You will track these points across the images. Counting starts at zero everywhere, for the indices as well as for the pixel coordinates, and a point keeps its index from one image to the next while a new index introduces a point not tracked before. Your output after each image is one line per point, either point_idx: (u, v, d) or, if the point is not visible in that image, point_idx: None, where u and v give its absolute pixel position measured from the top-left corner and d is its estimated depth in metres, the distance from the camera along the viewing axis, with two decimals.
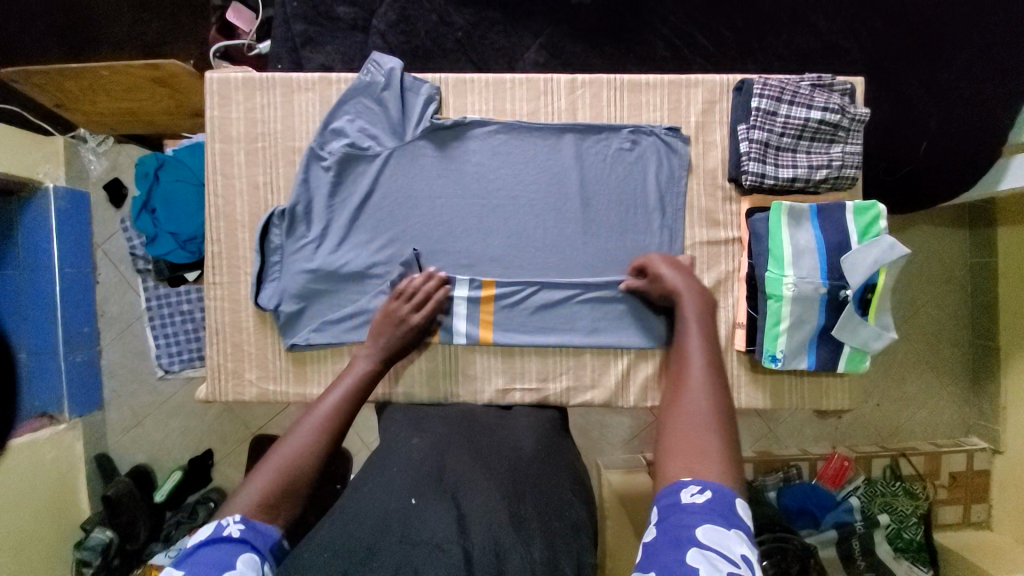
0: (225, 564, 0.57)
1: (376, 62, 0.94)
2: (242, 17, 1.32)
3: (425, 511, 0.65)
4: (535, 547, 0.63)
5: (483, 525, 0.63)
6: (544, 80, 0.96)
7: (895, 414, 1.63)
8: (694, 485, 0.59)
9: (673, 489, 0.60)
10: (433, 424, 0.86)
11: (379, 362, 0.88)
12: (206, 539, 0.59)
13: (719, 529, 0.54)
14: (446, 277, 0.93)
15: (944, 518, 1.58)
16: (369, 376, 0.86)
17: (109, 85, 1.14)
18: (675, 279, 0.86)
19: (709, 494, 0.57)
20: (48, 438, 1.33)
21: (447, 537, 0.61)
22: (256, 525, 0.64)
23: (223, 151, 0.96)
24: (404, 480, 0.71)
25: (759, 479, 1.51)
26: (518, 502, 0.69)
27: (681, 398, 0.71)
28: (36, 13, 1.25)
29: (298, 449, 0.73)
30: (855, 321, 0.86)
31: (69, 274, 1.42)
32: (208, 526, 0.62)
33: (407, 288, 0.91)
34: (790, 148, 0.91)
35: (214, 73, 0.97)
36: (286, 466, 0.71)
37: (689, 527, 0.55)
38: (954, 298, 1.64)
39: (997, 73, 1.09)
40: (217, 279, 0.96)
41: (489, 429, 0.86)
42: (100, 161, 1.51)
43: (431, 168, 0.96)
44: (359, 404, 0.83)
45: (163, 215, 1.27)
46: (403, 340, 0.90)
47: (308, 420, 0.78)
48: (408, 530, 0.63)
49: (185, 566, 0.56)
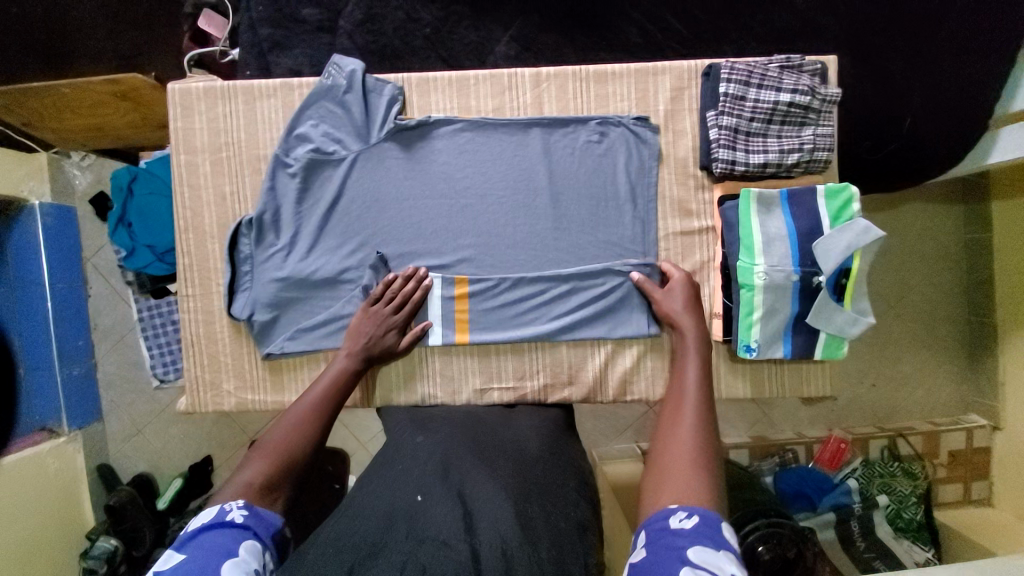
0: (227, 551, 0.57)
1: (337, 65, 0.93)
2: (213, 24, 1.28)
3: (431, 508, 0.66)
4: (542, 547, 0.62)
5: (489, 523, 0.63)
6: (509, 74, 0.95)
7: (891, 395, 1.61)
8: (682, 511, 0.58)
9: (661, 516, 0.59)
10: (438, 424, 0.86)
11: (358, 362, 0.88)
12: (208, 523, 0.60)
13: (708, 550, 0.53)
14: (423, 275, 0.92)
15: (944, 496, 1.56)
16: (350, 376, 0.87)
17: (73, 101, 1.14)
18: (681, 305, 0.87)
19: (697, 518, 0.57)
20: (49, 450, 1.34)
21: (454, 532, 0.61)
22: (259, 512, 0.64)
23: (189, 162, 0.96)
24: (412, 475, 0.72)
25: (755, 465, 1.50)
26: (525, 502, 0.68)
27: (677, 415, 0.73)
28: (12, 33, 1.28)
29: (284, 440, 0.75)
30: (830, 307, 0.85)
31: (59, 289, 1.43)
32: (211, 511, 0.62)
33: (386, 292, 0.91)
34: (760, 133, 0.89)
35: (176, 84, 0.96)
36: (281, 454, 0.73)
37: (679, 547, 0.54)
38: (949, 276, 1.61)
39: (973, 47, 1.08)
40: (190, 291, 0.96)
41: (492, 428, 0.86)
42: (84, 176, 1.50)
43: (397, 170, 0.95)
44: (338, 404, 0.84)
45: (139, 227, 1.28)
46: (386, 343, 0.90)
47: (286, 415, 0.79)
48: (414, 527, 0.63)
49: (187, 550, 0.56)
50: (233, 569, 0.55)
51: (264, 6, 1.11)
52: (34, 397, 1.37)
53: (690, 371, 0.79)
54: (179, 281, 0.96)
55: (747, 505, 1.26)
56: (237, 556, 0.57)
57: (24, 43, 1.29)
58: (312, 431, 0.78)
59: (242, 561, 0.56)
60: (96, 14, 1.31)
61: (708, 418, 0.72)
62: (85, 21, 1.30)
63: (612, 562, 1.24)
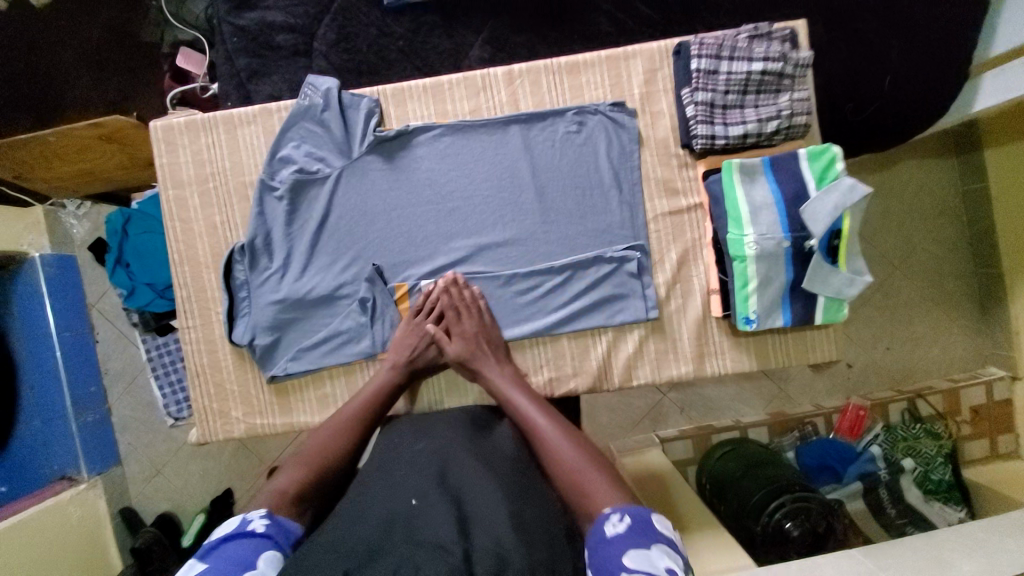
0: (247, 563, 0.58)
1: (313, 85, 0.94)
2: (191, 60, 1.29)
3: (427, 510, 0.63)
4: (537, 550, 0.60)
5: (485, 526, 0.61)
6: (481, 75, 0.96)
7: (907, 356, 1.59)
8: (615, 515, 0.64)
9: (599, 526, 0.64)
10: (436, 427, 0.82)
11: (395, 373, 0.88)
12: (230, 534, 0.61)
13: (642, 551, 0.59)
14: (459, 278, 0.92)
15: (972, 454, 1.52)
16: (388, 389, 0.87)
17: (60, 146, 1.16)
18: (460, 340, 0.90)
19: (628, 517, 0.64)
20: (71, 499, 1.35)
21: (449, 536, 0.58)
22: (280, 520, 0.66)
23: (178, 196, 0.97)
24: (411, 479, 0.69)
25: (776, 442, 1.48)
26: (519, 503, 0.68)
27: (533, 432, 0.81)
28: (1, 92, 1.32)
29: (321, 448, 0.77)
30: (825, 270, 0.84)
31: (66, 337, 1.44)
32: (235, 519, 0.64)
33: (426, 303, 0.92)
34: (737, 105, 0.90)
35: (158, 120, 0.97)
36: (318, 457, 0.76)
37: (617, 552, 0.60)
38: (950, 229, 1.60)
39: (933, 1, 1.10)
40: (190, 322, 0.97)
41: (492, 430, 0.84)
42: (82, 224, 1.53)
43: (381, 181, 0.95)
44: (377, 416, 0.84)
45: (137, 267, 1.30)
46: (427, 355, 0.91)
47: (328, 423, 0.81)
48: (412, 531, 0.60)
49: (209, 560, 0.58)
50: None
51: (239, 37, 1.13)
52: (53, 448, 1.39)
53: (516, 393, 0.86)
54: (178, 314, 0.97)
55: (769, 482, 1.21)
56: (256, 569, 0.58)
57: (12, 101, 1.32)
58: (347, 444, 0.79)
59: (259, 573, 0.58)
60: (78, 64, 1.34)
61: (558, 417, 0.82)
62: (69, 72, 1.34)
63: None
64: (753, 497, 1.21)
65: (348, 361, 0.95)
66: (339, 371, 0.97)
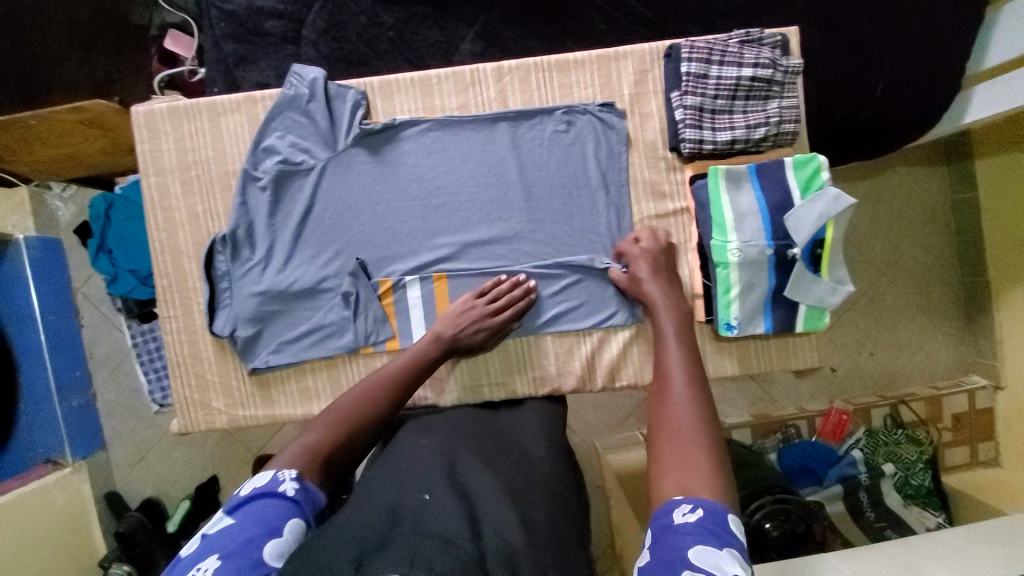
0: (273, 527, 0.58)
1: (298, 75, 0.93)
2: (180, 43, 1.31)
3: (437, 505, 0.61)
4: (546, 552, 0.59)
5: (493, 524, 0.59)
6: (470, 70, 0.94)
7: (891, 362, 1.60)
8: (686, 504, 0.57)
9: (665, 510, 0.57)
10: (440, 426, 0.83)
11: (442, 349, 0.87)
12: (262, 492, 0.61)
13: (710, 549, 0.52)
14: (532, 286, 0.92)
15: (951, 460, 1.54)
16: (430, 360, 0.86)
17: (41, 130, 1.15)
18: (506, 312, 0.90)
19: (702, 511, 0.56)
20: (57, 482, 1.34)
21: (459, 532, 0.56)
22: (308, 487, 0.65)
23: (159, 183, 0.95)
24: (418, 474, 0.68)
25: (757, 444, 1.49)
26: (527, 505, 0.65)
27: (665, 393, 0.71)
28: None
29: (355, 407, 0.76)
30: (807, 279, 0.84)
31: (52, 321, 1.43)
32: (266, 475, 0.64)
33: (492, 290, 0.90)
34: (726, 110, 0.89)
35: (139, 106, 0.96)
36: (347, 420, 0.75)
37: (682, 547, 0.53)
38: (939, 237, 1.61)
39: (927, 9, 1.10)
40: (170, 312, 0.96)
41: (498, 431, 0.84)
42: (67, 207, 1.50)
43: (367, 174, 0.94)
44: (412, 386, 0.83)
45: (119, 254, 1.29)
46: (474, 339, 0.89)
47: (365, 381, 0.81)
48: (421, 522, 0.58)
49: (238, 516, 0.59)
50: (274, 547, 0.56)
51: (227, 22, 1.11)
52: (38, 430, 1.37)
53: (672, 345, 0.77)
54: (159, 304, 0.96)
55: (752, 483, 1.23)
56: (280, 536, 0.58)
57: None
58: (382, 405, 0.78)
59: (283, 541, 0.57)
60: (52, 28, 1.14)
61: (700, 381, 0.72)
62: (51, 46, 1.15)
63: (622, 550, 1.24)
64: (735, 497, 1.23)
65: (331, 355, 0.95)
66: (320, 365, 0.96)
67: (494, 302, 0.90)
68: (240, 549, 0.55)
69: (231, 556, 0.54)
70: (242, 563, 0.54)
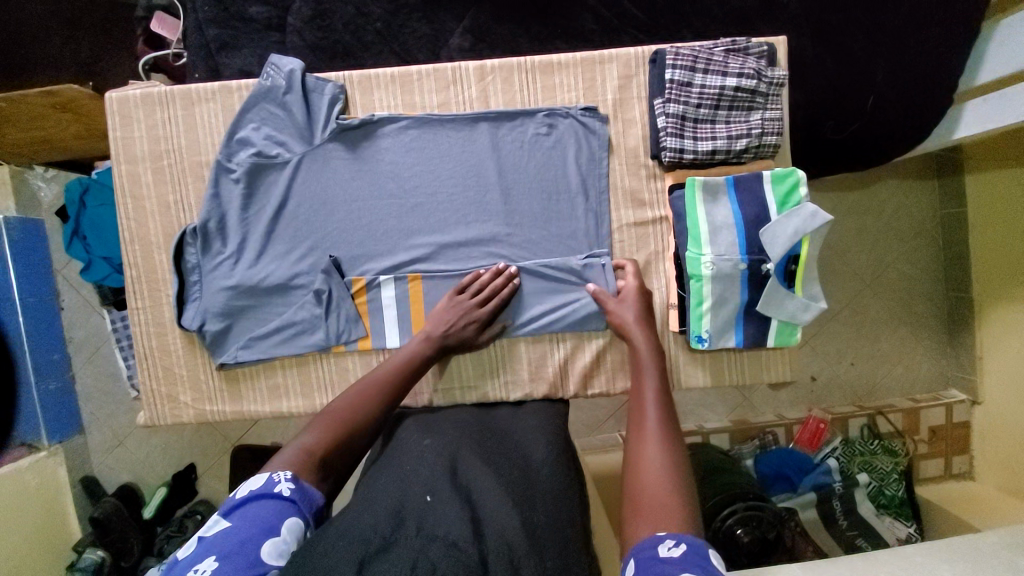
0: (270, 527, 0.58)
1: (275, 65, 0.90)
2: (166, 25, 1.24)
3: (438, 508, 0.61)
4: (547, 556, 0.59)
5: (497, 528, 0.59)
6: (452, 68, 0.92)
7: (871, 373, 1.61)
8: (670, 538, 0.57)
9: (649, 543, 0.57)
10: (444, 426, 0.81)
11: (431, 346, 0.86)
12: (257, 493, 0.61)
13: None
14: (513, 272, 0.91)
15: (927, 472, 1.56)
16: (420, 359, 0.85)
17: (12, 113, 1.12)
18: (490, 302, 0.89)
19: (685, 546, 0.56)
20: (30, 466, 1.32)
21: (462, 535, 0.57)
22: (305, 486, 0.64)
23: (130, 171, 0.93)
24: (421, 473, 0.68)
25: (735, 449, 1.50)
26: (530, 510, 0.64)
27: (640, 426, 0.73)
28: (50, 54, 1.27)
29: (347, 411, 0.75)
30: (780, 295, 0.85)
31: (31, 302, 1.40)
32: (261, 477, 0.64)
33: (474, 283, 0.90)
34: (708, 119, 0.88)
35: (112, 92, 0.93)
36: (341, 421, 0.74)
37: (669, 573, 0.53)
38: (926, 251, 1.61)
39: (922, 24, 1.08)
40: (139, 303, 0.95)
41: (493, 431, 0.82)
42: (49, 188, 1.47)
43: (343, 170, 0.93)
44: (405, 384, 0.82)
45: (93, 240, 1.26)
46: (463, 335, 0.88)
47: (357, 385, 0.80)
48: (424, 527, 0.58)
49: (234, 518, 0.58)
50: (271, 546, 0.56)
51: (209, 5, 1.07)
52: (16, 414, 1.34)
53: (648, 361, 0.81)
54: (128, 294, 0.95)
55: (726, 489, 1.22)
56: (278, 536, 0.57)
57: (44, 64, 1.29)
58: (375, 409, 0.77)
59: (281, 541, 0.57)
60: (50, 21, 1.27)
61: (670, 415, 0.74)
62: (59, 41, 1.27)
63: None
64: (708, 502, 1.23)
65: (301, 352, 0.94)
66: (290, 361, 0.95)
67: (474, 293, 0.89)
68: (237, 549, 0.55)
69: (228, 557, 0.54)
70: (240, 564, 0.54)
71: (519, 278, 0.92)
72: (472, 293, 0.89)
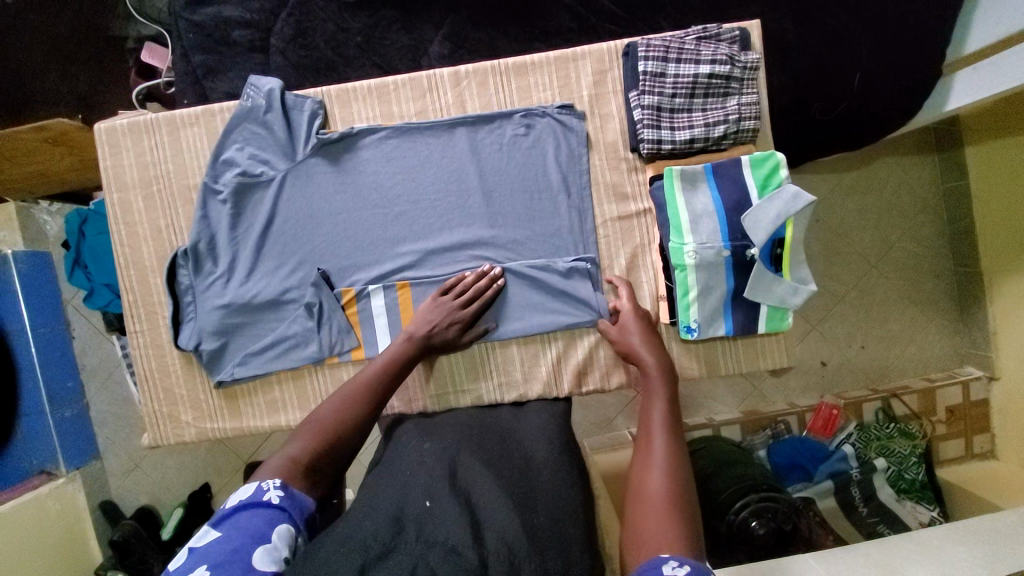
0: (261, 535, 0.58)
1: (255, 86, 0.92)
2: (157, 55, 1.27)
3: (437, 511, 0.61)
4: (548, 555, 0.59)
5: (496, 530, 0.59)
6: (428, 76, 0.94)
7: (882, 354, 1.58)
8: (674, 559, 0.56)
9: (652, 563, 0.56)
10: (445, 429, 0.81)
11: (415, 349, 0.86)
12: (247, 502, 0.61)
13: None
14: (497, 273, 0.91)
15: (947, 453, 1.51)
16: (404, 361, 0.85)
17: (6, 149, 1.16)
18: (474, 303, 0.89)
19: (689, 567, 0.55)
20: (48, 492, 1.35)
21: (462, 539, 0.57)
22: (294, 493, 0.65)
23: (122, 199, 0.96)
24: (420, 478, 0.68)
25: (747, 440, 1.47)
26: (530, 511, 0.63)
27: (648, 441, 0.72)
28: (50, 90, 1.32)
29: (334, 417, 0.75)
30: (767, 280, 0.84)
31: (42, 333, 1.42)
32: (249, 486, 0.64)
33: (458, 285, 0.90)
34: (685, 108, 0.88)
35: (101, 123, 0.96)
36: (329, 429, 0.74)
37: None
38: (931, 227, 1.58)
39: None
40: (137, 326, 0.97)
41: (493, 432, 0.82)
42: (55, 222, 1.52)
43: (327, 184, 0.94)
44: (389, 388, 0.82)
45: (95, 268, 1.29)
46: (447, 335, 0.88)
47: (342, 390, 0.79)
48: (424, 531, 0.59)
49: (224, 528, 0.58)
50: (264, 555, 0.57)
51: (194, 33, 1.10)
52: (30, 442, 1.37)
53: (648, 352, 0.83)
54: (126, 318, 0.97)
55: (739, 480, 1.19)
56: (269, 543, 0.58)
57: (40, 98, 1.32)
58: (357, 414, 0.77)
59: (273, 547, 0.58)
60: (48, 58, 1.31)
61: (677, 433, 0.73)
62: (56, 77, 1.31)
63: None
64: (720, 495, 1.18)
65: (297, 365, 0.95)
66: (287, 375, 0.96)
67: (457, 294, 0.89)
68: (229, 559, 0.55)
69: (220, 566, 0.54)
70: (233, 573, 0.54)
71: (504, 278, 0.92)
72: (456, 295, 0.89)
